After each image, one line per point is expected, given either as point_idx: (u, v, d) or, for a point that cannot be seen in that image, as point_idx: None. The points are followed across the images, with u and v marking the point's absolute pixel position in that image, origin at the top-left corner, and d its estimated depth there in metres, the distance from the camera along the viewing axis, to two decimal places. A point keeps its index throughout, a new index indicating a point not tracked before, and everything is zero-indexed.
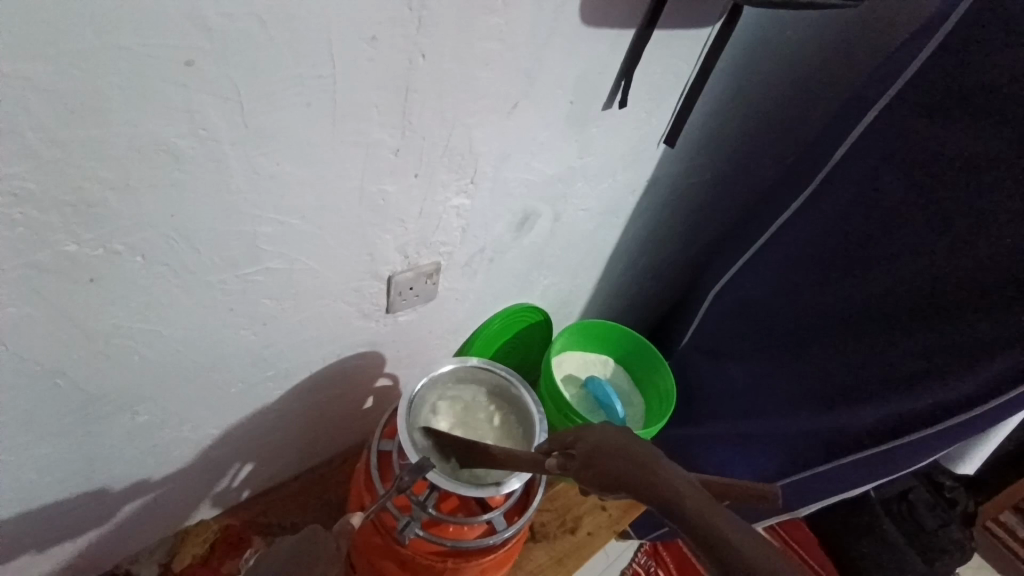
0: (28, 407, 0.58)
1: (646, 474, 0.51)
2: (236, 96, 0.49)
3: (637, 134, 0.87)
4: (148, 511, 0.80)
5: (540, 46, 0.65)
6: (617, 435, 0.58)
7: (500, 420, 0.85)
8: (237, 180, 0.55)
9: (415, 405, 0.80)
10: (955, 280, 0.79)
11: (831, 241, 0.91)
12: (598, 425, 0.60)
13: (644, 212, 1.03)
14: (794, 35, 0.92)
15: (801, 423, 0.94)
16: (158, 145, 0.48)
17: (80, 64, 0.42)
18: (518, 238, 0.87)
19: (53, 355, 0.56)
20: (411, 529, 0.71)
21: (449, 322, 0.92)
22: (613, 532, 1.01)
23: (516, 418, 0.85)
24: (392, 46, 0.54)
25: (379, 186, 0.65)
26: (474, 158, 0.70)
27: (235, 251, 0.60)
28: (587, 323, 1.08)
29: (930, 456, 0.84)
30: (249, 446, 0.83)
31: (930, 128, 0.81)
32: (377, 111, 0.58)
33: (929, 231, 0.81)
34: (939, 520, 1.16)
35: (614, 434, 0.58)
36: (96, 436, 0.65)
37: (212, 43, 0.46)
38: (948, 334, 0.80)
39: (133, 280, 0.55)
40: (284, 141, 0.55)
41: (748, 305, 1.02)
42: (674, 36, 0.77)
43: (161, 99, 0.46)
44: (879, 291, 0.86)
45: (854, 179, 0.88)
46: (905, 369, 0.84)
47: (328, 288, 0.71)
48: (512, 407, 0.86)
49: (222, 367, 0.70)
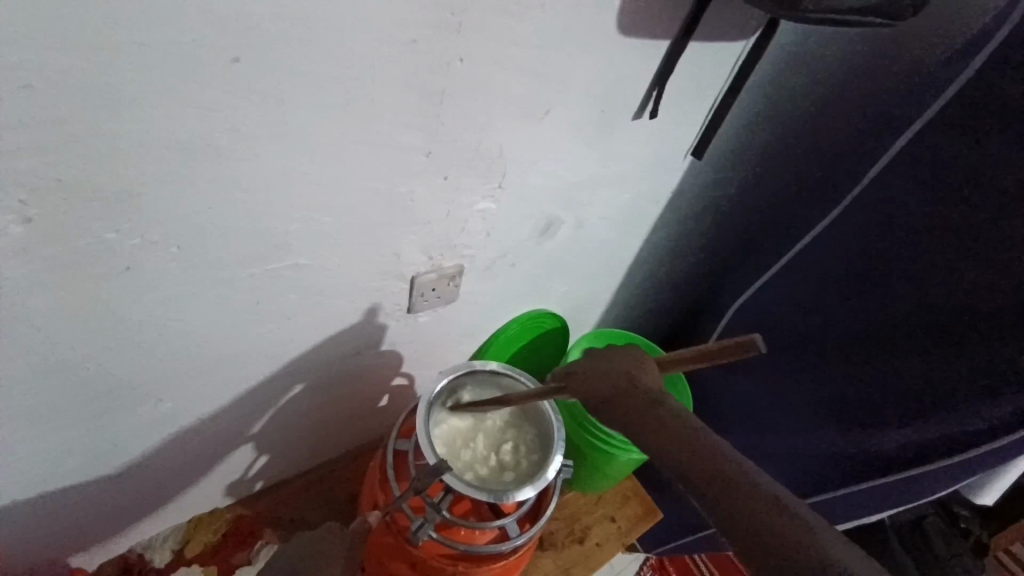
0: (55, 391, 0.59)
1: (692, 446, 0.42)
2: (278, 95, 0.50)
3: (665, 145, 0.87)
4: (165, 498, 0.81)
5: (573, 52, 0.65)
6: (620, 370, 0.50)
7: (515, 438, 0.83)
8: (269, 176, 0.55)
9: (457, 383, 0.83)
10: (985, 307, 0.77)
11: (858, 260, 0.89)
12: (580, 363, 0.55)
13: (667, 222, 1.03)
14: (830, 51, 0.92)
15: (818, 445, 0.92)
16: (198, 140, 0.49)
17: (131, 57, 0.43)
18: (540, 243, 0.86)
19: (85, 341, 0.56)
20: (425, 531, 0.71)
21: (467, 324, 0.92)
22: (622, 545, 1.00)
23: (528, 453, 0.81)
24: (431, 49, 0.55)
25: (408, 187, 0.65)
26: (503, 162, 0.70)
27: (266, 246, 0.60)
28: (604, 331, 1.06)
29: (955, 484, 0.83)
30: (264, 437, 0.84)
31: (968, 151, 0.79)
32: (410, 113, 0.58)
33: (959, 255, 0.79)
34: (952, 549, 1.15)
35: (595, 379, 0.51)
36: (120, 423, 0.66)
37: (256, 41, 0.46)
38: (975, 360, 0.78)
39: (167, 269, 0.56)
40: (320, 139, 0.55)
41: (770, 321, 1.01)
42: (708, 49, 0.76)
43: (201, 95, 0.47)
44: (905, 314, 0.84)
45: (886, 199, 0.86)
46: (932, 396, 0.81)
47: (353, 286, 0.72)
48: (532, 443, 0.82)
49: (245, 359, 0.70)
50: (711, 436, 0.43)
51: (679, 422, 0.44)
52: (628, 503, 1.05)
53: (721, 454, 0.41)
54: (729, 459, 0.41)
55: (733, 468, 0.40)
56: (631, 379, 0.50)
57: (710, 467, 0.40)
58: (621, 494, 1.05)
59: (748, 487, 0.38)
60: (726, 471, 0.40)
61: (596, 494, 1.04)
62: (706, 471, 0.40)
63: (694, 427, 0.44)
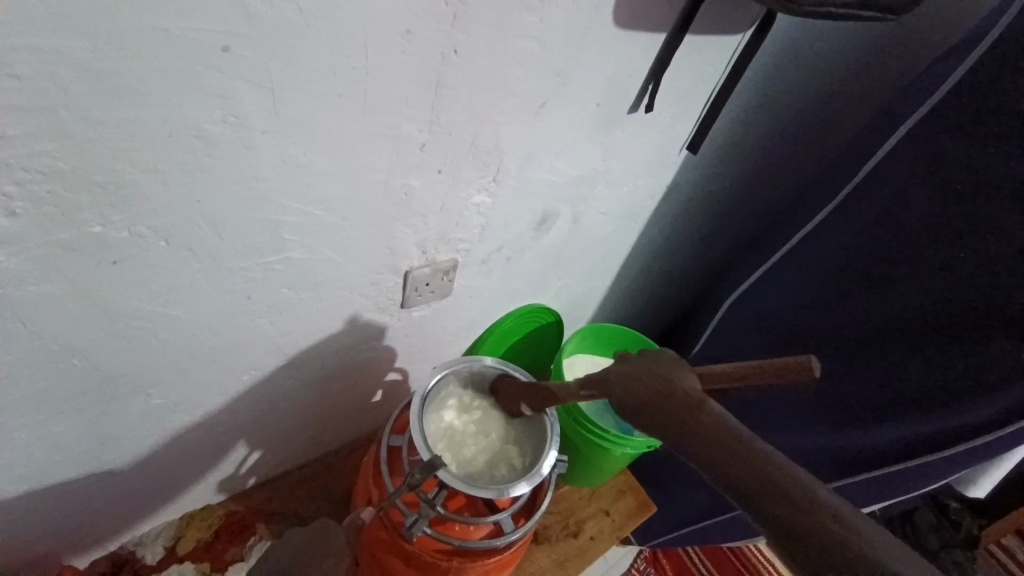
0: (43, 386, 0.58)
1: (733, 445, 0.49)
2: (270, 84, 0.49)
3: (662, 140, 0.86)
4: (157, 494, 0.80)
5: (572, 46, 0.64)
6: (662, 376, 0.56)
7: (494, 446, 0.81)
8: (264, 168, 0.54)
9: (478, 374, 0.84)
10: (980, 301, 0.78)
11: (853, 255, 0.89)
12: (621, 368, 0.60)
13: (663, 216, 1.02)
14: (827, 45, 0.91)
15: (810, 440, 0.93)
16: (191, 129, 0.48)
17: (122, 45, 0.42)
18: (536, 238, 0.86)
19: (74, 335, 0.55)
20: (419, 526, 0.70)
21: (462, 319, 0.91)
22: (616, 539, 1.00)
23: (500, 467, 0.79)
24: (427, 41, 0.54)
25: (404, 180, 0.65)
26: (499, 156, 0.70)
27: (258, 238, 0.59)
28: (600, 326, 1.04)
29: (948, 476, 0.84)
30: (258, 432, 0.83)
31: (962, 147, 0.79)
32: (407, 105, 0.58)
33: (954, 251, 0.80)
34: (942, 540, 1.21)
35: (645, 383, 0.57)
36: (111, 417, 0.65)
37: (250, 30, 0.45)
38: (967, 356, 0.78)
39: (157, 263, 0.55)
40: (315, 131, 0.54)
41: (764, 315, 1.01)
42: (705, 42, 0.76)
43: (196, 82, 0.46)
44: (899, 310, 0.84)
45: (882, 194, 0.86)
46: (925, 390, 0.82)
47: (347, 280, 0.71)
48: (505, 460, 0.80)
49: (238, 354, 0.69)
50: (747, 434, 0.50)
51: (719, 426, 0.50)
52: (622, 497, 1.05)
53: (761, 454, 0.48)
54: (768, 460, 0.47)
55: (773, 467, 0.47)
56: (670, 382, 0.55)
57: (753, 465, 0.47)
58: (615, 489, 1.05)
59: (786, 484, 0.46)
60: (766, 469, 0.47)
61: (590, 489, 1.04)
62: (750, 473, 0.47)
63: (730, 426, 0.50)
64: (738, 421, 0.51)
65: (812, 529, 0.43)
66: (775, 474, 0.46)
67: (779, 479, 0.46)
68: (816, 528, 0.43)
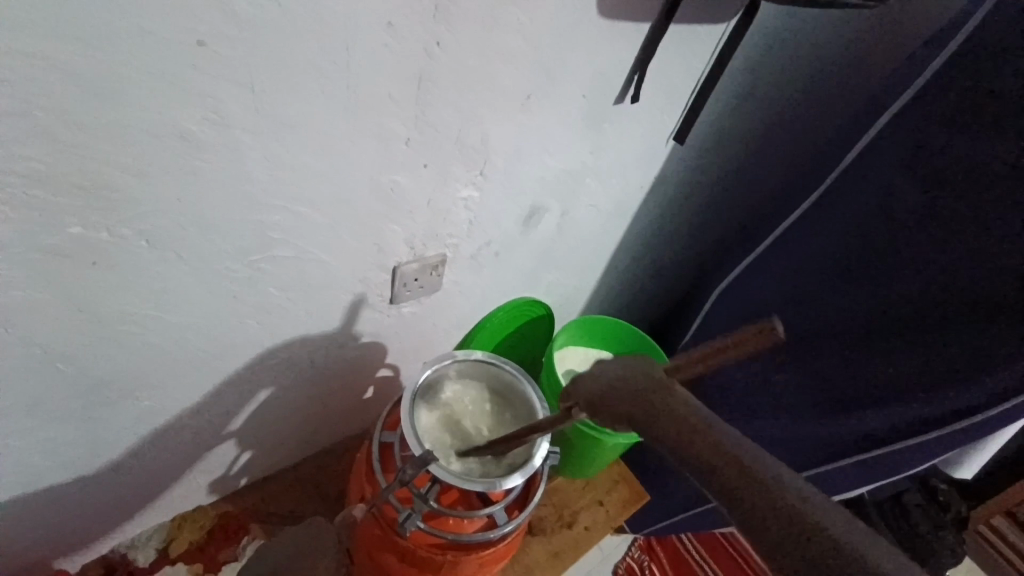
0: (30, 392, 0.57)
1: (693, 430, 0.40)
2: (251, 82, 0.48)
3: (649, 132, 0.86)
4: (150, 496, 0.80)
5: (559, 37, 0.64)
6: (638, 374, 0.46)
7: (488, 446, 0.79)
8: (251, 167, 0.54)
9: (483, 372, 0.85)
10: (964, 288, 0.79)
11: (840, 244, 0.90)
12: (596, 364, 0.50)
13: (652, 208, 1.02)
14: (813, 32, 0.91)
15: (800, 427, 0.94)
16: (171, 129, 0.47)
17: (98, 43, 0.41)
18: (525, 232, 0.86)
19: (58, 341, 0.55)
20: (412, 522, 0.71)
21: (453, 314, 0.91)
22: (610, 528, 1.01)
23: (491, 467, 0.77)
24: (411, 35, 0.53)
25: (391, 176, 0.64)
26: (487, 151, 0.69)
27: (245, 239, 0.59)
28: (591, 318, 1.04)
29: (934, 458, 0.85)
30: (249, 432, 0.83)
31: (944, 135, 0.80)
32: (392, 101, 0.57)
33: (938, 237, 0.81)
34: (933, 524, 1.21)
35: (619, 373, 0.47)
36: (99, 422, 0.65)
37: (230, 27, 0.44)
38: (949, 342, 0.79)
39: (142, 265, 0.54)
40: (299, 128, 0.54)
41: (754, 305, 1.01)
42: (691, 33, 0.76)
43: (177, 82, 0.45)
44: (885, 297, 0.85)
45: (868, 183, 0.87)
46: (909, 375, 0.83)
47: (336, 277, 0.70)
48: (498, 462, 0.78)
49: (228, 355, 0.69)
50: (719, 425, 0.40)
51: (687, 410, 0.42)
52: (617, 487, 1.05)
53: (733, 442, 0.39)
54: (740, 446, 0.39)
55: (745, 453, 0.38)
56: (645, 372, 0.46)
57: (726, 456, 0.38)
58: (609, 479, 1.06)
59: (771, 481, 0.36)
60: (752, 467, 0.37)
61: (583, 480, 1.04)
62: (725, 459, 0.38)
63: (701, 416, 0.41)
64: (708, 411, 0.42)
65: (823, 546, 0.33)
66: (761, 474, 0.37)
67: (767, 481, 0.36)
68: (814, 530, 0.34)
